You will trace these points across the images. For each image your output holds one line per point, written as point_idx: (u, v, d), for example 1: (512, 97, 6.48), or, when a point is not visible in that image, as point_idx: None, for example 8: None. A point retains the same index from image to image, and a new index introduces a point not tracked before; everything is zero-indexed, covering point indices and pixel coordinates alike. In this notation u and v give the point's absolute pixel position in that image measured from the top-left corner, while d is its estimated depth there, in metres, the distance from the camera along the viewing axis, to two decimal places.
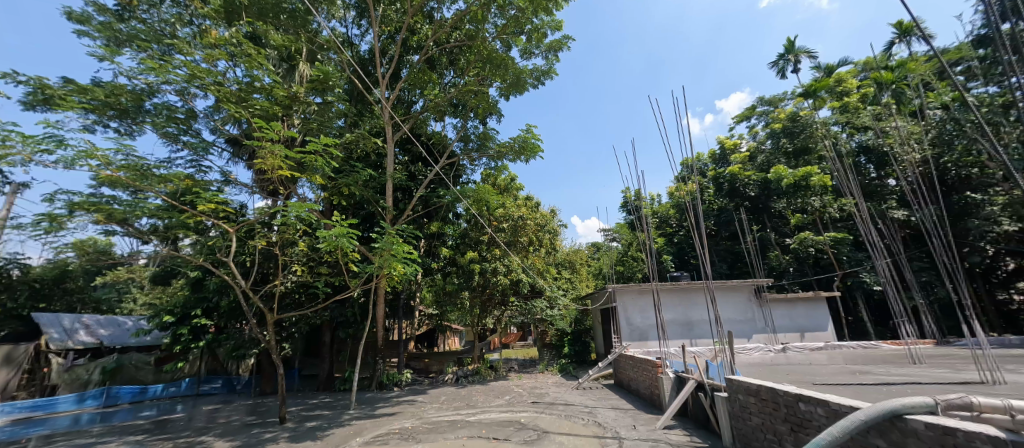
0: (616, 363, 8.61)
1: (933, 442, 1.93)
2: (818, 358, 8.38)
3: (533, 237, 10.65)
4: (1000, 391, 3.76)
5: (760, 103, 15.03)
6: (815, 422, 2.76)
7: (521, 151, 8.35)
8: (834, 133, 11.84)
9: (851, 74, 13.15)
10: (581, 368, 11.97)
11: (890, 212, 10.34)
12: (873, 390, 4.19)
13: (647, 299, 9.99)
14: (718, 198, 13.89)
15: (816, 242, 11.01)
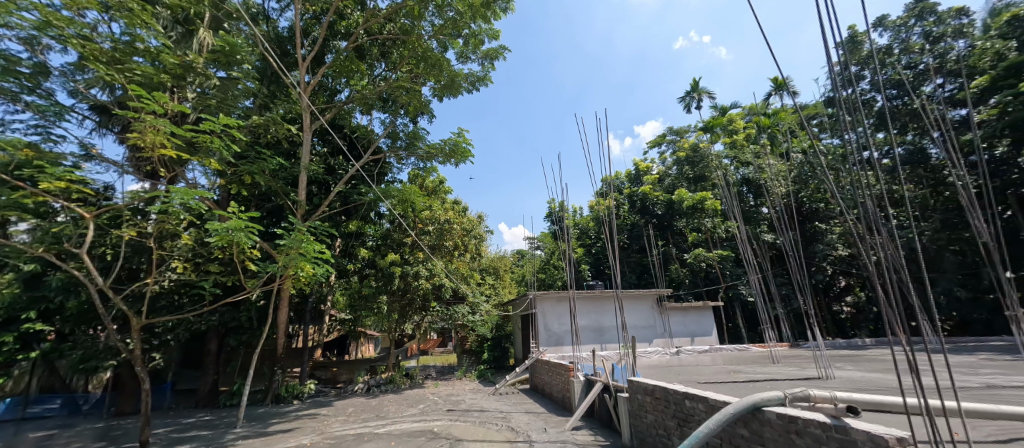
0: (533, 368, 8.76)
1: (781, 429, 2.33)
2: (703, 360, 9.41)
3: (459, 242, 10.49)
4: (830, 385, 4.70)
5: (670, 132, 16.74)
6: (696, 416, 3.14)
7: (451, 155, 8.16)
8: (727, 165, 13.69)
9: (742, 115, 15.28)
10: (499, 374, 12.02)
11: (761, 235, 12.28)
12: (741, 387, 4.93)
13: (564, 306, 10.47)
14: (631, 214, 15.07)
15: (707, 258, 12.54)
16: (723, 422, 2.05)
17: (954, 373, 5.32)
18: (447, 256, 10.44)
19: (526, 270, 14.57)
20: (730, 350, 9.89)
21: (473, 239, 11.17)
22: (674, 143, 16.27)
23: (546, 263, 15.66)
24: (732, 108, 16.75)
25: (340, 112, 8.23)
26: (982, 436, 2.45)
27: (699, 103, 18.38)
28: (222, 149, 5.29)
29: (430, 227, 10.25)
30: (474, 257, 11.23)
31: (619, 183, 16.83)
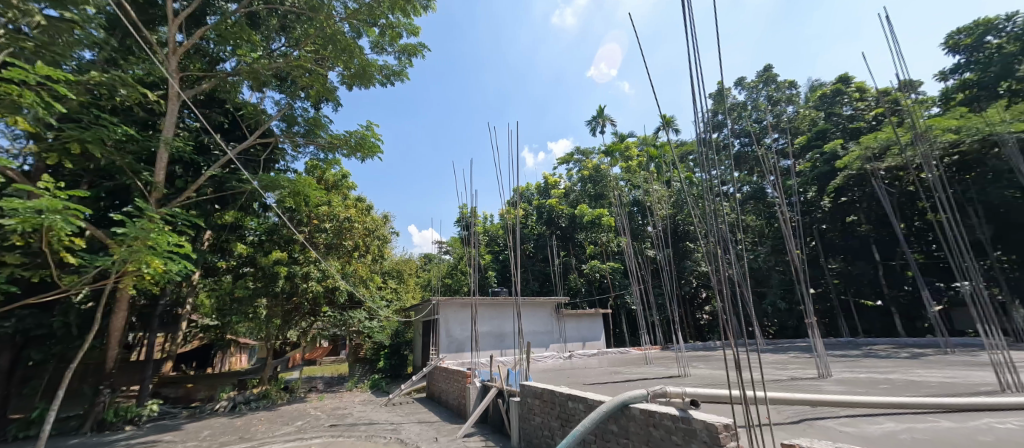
0: (430, 375, 8.34)
1: (643, 422, 2.70)
2: (592, 363, 9.96)
3: (361, 243, 9.68)
4: (686, 381, 5.53)
5: (577, 152, 17.88)
6: (577, 416, 3.48)
7: (357, 148, 7.31)
8: (623, 187, 14.97)
9: (638, 144, 17.01)
10: (395, 383, 11.32)
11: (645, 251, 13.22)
12: (620, 385, 5.45)
13: (467, 312, 10.30)
14: (538, 225, 15.60)
15: (602, 269, 13.38)
16: (596, 421, 2.49)
17: (775, 368, 6.60)
18: (344, 256, 9.61)
19: (432, 274, 14.01)
20: (615, 353, 10.62)
21: (378, 240, 10.40)
22: (580, 162, 17.40)
23: (454, 268, 15.39)
24: (630, 136, 18.52)
25: (221, 83, 6.77)
26: (782, 417, 3.11)
27: (603, 128, 19.95)
28: (38, 107, 4.14)
29: (328, 225, 9.31)
30: (376, 259, 10.38)
31: (529, 194, 17.38)
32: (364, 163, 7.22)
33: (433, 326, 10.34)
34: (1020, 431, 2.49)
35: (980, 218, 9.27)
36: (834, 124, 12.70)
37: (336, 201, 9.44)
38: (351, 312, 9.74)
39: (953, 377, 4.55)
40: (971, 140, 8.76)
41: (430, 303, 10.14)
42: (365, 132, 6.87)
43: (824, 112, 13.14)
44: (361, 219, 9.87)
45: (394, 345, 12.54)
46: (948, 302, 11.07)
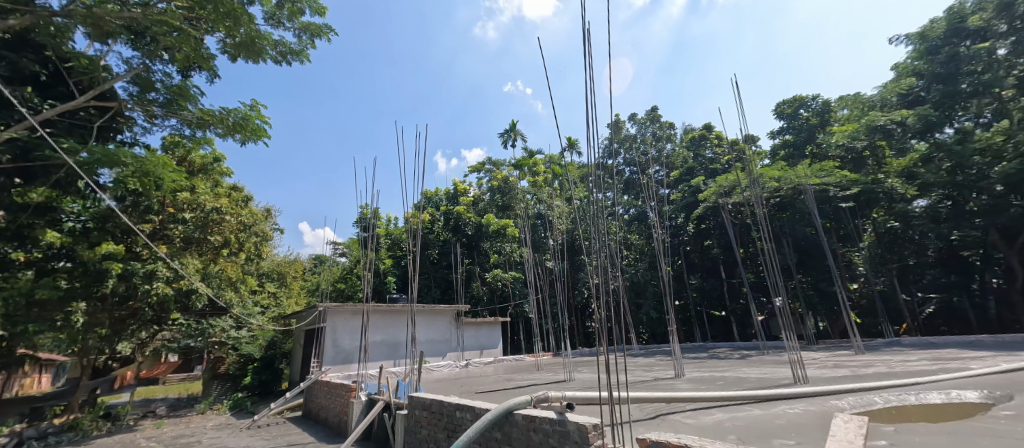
0: (307, 392, 7.39)
1: (525, 428, 2.87)
2: (488, 371, 9.85)
3: (231, 238, 8.72)
4: (570, 386, 5.94)
5: (488, 162, 17.89)
6: (463, 425, 3.62)
7: (235, 127, 5.97)
8: (528, 200, 15.37)
9: (545, 161, 17.80)
10: (263, 402, 9.88)
11: (545, 261, 13.61)
12: (510, 393, 5.63)
13: (358, 321, 9.54)
14: (444, 231, 15.21)
15: (503, 278, 13.40)
16: (479, 429, 2.55)
17: (641, 370, 7.49)
18: (208, 253, 8.66)
19: (322, 278, 12.64)
20: (510, 361, 10.67)
21: (252, 237, 9.55)
22: (490, 172, 17.29)
23: (349, 272, 15.47)
24: (539, 154, 19.27)
25: (37, 23, 4.62)
26: (641, 414, 3.55)
27: (514, 142, 20.32)
28: None
29: (187, 215, 7.98)
30: (251, 258, 9.70)
31: (437, 200, 16.89)
32: (242, 147, 6.13)
33: (317, 335, 9.34)
34: (802, 414, 3.25)
35: (789, 249, 11.79)
36: (699, 163, 15.30)
37: (202, 186, 8.12)
38: (211, 318, 8.60)
39: (766, 374, 5.71)
40: (787, 188, 11.34)
41: (315, 310, 9.13)
42: (248, 112, 5.90)
43: (693, 153, 15.59)
44: (234, 212, 8.79)
45: (267, 357, 10.89)
46: (767, 313, 13.91)
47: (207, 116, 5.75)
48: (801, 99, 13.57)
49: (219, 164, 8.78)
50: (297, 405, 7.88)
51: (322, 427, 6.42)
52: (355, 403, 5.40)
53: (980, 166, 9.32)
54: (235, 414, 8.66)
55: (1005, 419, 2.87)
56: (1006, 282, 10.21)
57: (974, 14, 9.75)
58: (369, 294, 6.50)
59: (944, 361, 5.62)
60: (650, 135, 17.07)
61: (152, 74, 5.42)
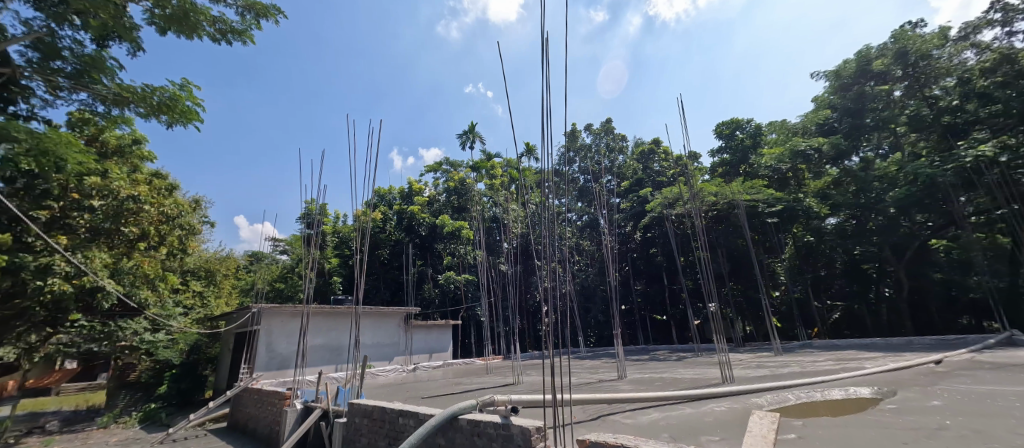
0: (234, 400, 6.75)
1: (468, 432, 2.90)
2: (436, 376, 9.47)
3: (150, 230, 7.98)
4: (519, 389, 5.99)
5: (445, 163, 17.58)
6: (406, 432, 3.55)
7: (164, 109, 5.23)
8: (485, 202, 15.20)
9: (503, 165, 17.85)
10: (180, 412, 8.95)
11: (499, 264, 13.56)
12: (455, 397, 5.57)
13: (297, 323, 8.93)
14: (396, 231, 14.71)
15: (455, 281, 13.13)
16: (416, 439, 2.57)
17: (586, 372, 7.72)
18: (122, 246, 7.88)
19: (259, 277, 11.68)
20: (460, 364, 10.44)
21: (178, 231, 8.78)
22: (447, 172, 17.05)
23: (290, 271, 14.47)
24: (497, 157, 19.26)
25: None
26: (584, 415, 3.67)
27: (472, 144, 20.15)
28: None
29: (96, 202, 7.04)
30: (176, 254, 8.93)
31: (391, 198, 16.30)
32: (169, 130, 5.47)
33: (249, 339, 8.63)
34: (728, 411, 3.54)
35: (722, 257, 12.85)
36: (647, 175, 16.17)
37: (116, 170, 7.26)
38: (121, 320, 8.38)
39: (699, 374, 6.13)
40: (723, 203, 12.19)
41: (249, 310, 8.43)
42: (177, 92, 5.21)
43: (642, 165, 16.44)
44: (154, 202, 8.04)
45: (188, 364, 9.98)
46: (701, 318, 14.97)
47: (125, 90, 4.89)
48: (738, 121, 14.41)
49: (140, 147, 7.91)
50: (220, 416, 7.11)
51: (249, 438, 6.00)
52: (288, 411, 5.03)
53: (878, 190, 10.73)
54: (144, 428, 7.77)
55: (890, 412, 3.31)
56: (893, 292, 11.66)
57: (878, 58, 11.20)
58: (310, 295, 6.10)
59: (846, 361, 6.37)
60: (604, 146, 17.70)
61: (59, 40, 4.41)
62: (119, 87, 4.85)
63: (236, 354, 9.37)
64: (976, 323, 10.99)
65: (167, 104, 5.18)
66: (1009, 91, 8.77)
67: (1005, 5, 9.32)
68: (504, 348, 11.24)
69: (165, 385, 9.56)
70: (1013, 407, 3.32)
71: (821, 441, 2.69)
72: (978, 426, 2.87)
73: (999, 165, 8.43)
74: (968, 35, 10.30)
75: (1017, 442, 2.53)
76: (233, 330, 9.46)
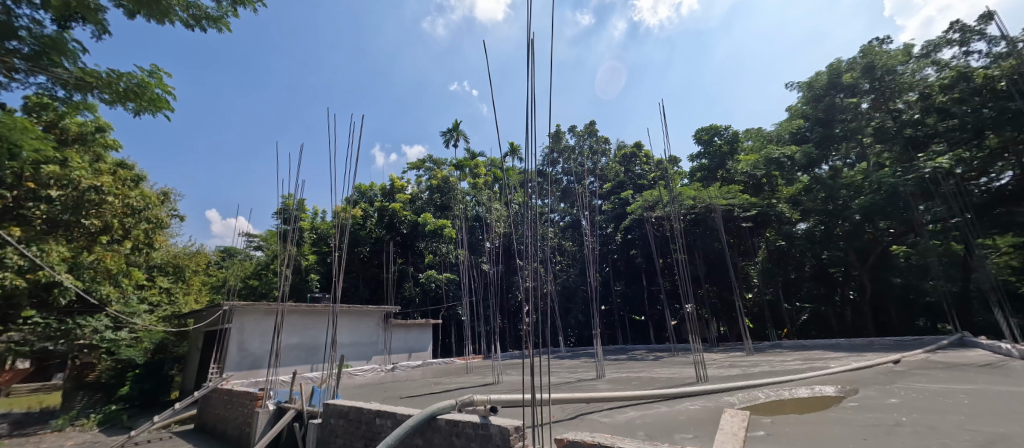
0: (202, 401, 6.48)
1: (447, 432, 2.88)
2: (415, 375, 9.36)
3: (114, 223, 7.45)
4: (499, 388, 5.98)
5: (429, 160, 17.37)
6: (383, 432, 3.50)
7: (131, 97, 5.00)
8: (468, 201, 15.09)
9: (487, 164, 17.79)
10: (143, 414, 8.56)
11: (482, 263, 13.51)
12: (435, 397, 5.51)
13: (271, 321, 8.67)
14: (377, 228, 14.44)
15: (437, 279, 13.03)
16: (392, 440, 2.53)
17: (565, 371, 7.79)
18: (82, 239, 7.52)
19: (231, 273, 11.26)
20: (439, 363, 10.33)
21: (144, 224, 8.32)
22: (431, 170, 16.86)
23: (264, 267, 14.02)
24: (481, 156, 19.18)
25: None
26: (562, 415, 3.69)
27: (456, 142, 19.98)
28: None
29: (53, 191, 6.70)
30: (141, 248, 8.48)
31: (372, 195, 15.99)
32: (136, 118, 5.22)
33: (219, 338, 8.32)
34: (701, 409, 3.63)
35: (699, 260, 13.15)
36: (629, 177, 16.42)
37: (76, 159, 6.86)
38: (81, 318, 7.89)
39: (675, 374, 6.28)
40: (700, 207, 12.48)
41: (219, 309, 8.12)
42: (146, 78, 5.00)
43: (624, 168, 16.70)
44: (118, 193, 7.61)
45: (152, 363, 9.52)
46: (677, 318, 15.31)
47: (88, 75, 4.59)
48: (716, 127, 14.83)
49: (104, 135, 7.45)
50: (187, 418, 6.84)
51: (217, 439, 5.80)
52: (260, 413, 4.87)
53: (845, 198, 11.23)
54: (102, 431, 7.39)
55: (851, 410, 3.47)
56: (857, 295, 12.39)
57: (847, 71, 11.72)
58: (285, 293, 5.92)
59: (813, 361, 6.64)
60: (588, 148, 17.89)
61: (14, 18, 4.01)
62: (82, 72, 4.55)
63: (205, 353, 9.01)
64: (931, 325, 11.63)
65: (135, 91, 4.95)
66: (964, 107, 9.06)
67: (963, 26, 9.92)
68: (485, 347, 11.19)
69: (127, 385, 9.07)
70: (962, 404, 3.53)
71: (788, 438, 2.80)
72: (930, 422, 3.04)
73: (954, 176, 8.96)
74: (930, 52, 10.81)
75: (965, 437, 2.69)
76: (202, 328, 9.12)
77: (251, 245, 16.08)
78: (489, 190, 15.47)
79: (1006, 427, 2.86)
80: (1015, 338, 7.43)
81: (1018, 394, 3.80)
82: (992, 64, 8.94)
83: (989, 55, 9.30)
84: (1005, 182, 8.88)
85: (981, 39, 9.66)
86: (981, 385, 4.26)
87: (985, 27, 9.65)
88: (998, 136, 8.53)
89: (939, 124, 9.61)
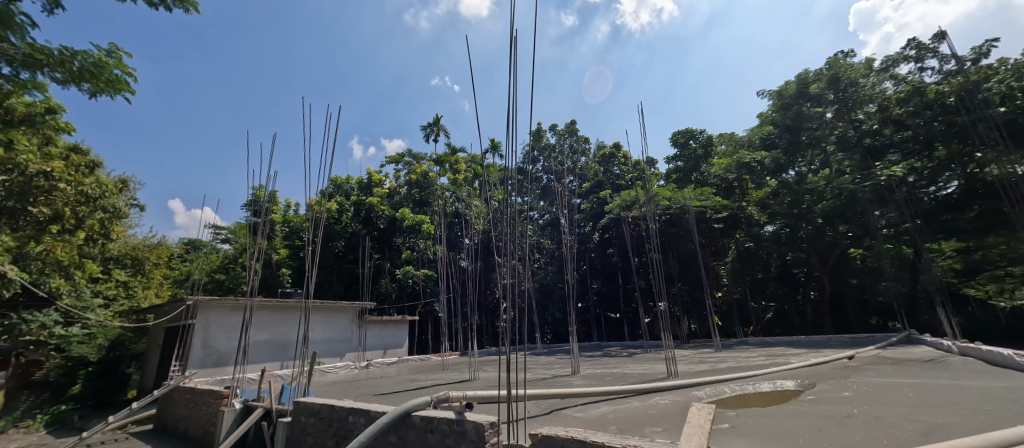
0: (162, 400, 6.15)
1: (422, 428, 2.87)
2: (390, 372, 9.27)
3: (65, 211, 7.04)
4: (476, 385, 5.98)
5: (408, 154, 17.08)
6: (355, 430, 3.45)
7: (87, 77, 4.68)
8: (447, 197, 14.92)
9: (467, 160, 17.70)
10: (97, 414, 8.08)
11: (459, 260, 13.43)
12: (410, 394, 5.45)
13: (238, 317, 8.33)
14: (353, 223, 14.15)
15: (415, 275, 12.82)
16: (373, 432, 2.54)
17: (541, 367, 7.86)
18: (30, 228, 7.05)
19: (195, 266, 10.68)
20: (414, 360, 10.23)
21: (98, 213, 7.80)
22: (410, 165, 16.60)
23: (232, 261, 13.48)
24: (461, 152, 19.05)
25: None
26: (538, 410, 3.74)
27: (436, 137, 19.73)
28: None
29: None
30: (96, 239, 8.02)
31: (348, 188, 15.63)
32: (92, 100, 4.93)
33: (181, 334, 7.93)
34: (670, 404, 3.76)
35: (672, 259, 13.52)
36: (608, 177, 16.71)
37: (24, 145, 6.42)
38: (26, 312, 7.57)
39: (647, 370, 6.46)
40: (675, 207, 12.84)
41: (182, 304, 7.73)
42: (103, 58, 4.68)
43: (603, 168, 16.99)
44: (71, 180, 7.15)
45: (108, 360, 8.96)
46: (651, 316, 15.75)
47: (38, 52, 4.24)
48: (691, 130, 15.29)
49: (54, 117, 6.89)
50: (145, 418, 6.50)
51: (178, 440, 5.55)
52: (226, 412, 4.69)
53: (809, 202, 11.83)
54: (51, 433, 6.97)
55: (808, 403, 3.67)
56: (817, 294, 13.04)
57: (814, 81, 12.36)
58: (254, 287, 5.68)
59: (775, 357, 6.99)
60: (568, 147, 18.11)
61: None
62: (31, 47, 4.19)
63: (166, 350, 8.59)
64: (882, 323, 12.47)
65: (91, 70, 4.65)
66: (917, 120, 9.52)
67: (919, 43, 10.56)
68: (461, 344, 11.08)
69: (78, 384, 8.51)
70: (906, 397, 3.80)
71: (751, 429, 2.93)
72: (879, 414, 3.25)
73: (907, 184, 9.51)
74: (888, 67, 11.38)
75: (909, 427, 2.89)
76: (164, 324, 8.69)
77: (218, 237, 15.37)
78: (469, 185, 15.35)
79: (945, 418, 3.09)
80: (955, 336, 8.03)
81: (954, 388, 4.12)
82: (942, 81, 9.55)
83: (940, 72, 9.93)
84: (951, 190, 9.10)
85: (934, 56, 10.32)
86: (923, 379, 4.59)
87: (938, 45, 10.31)
88: (945, 148, 8.88)
89: (895, 135, 10.23)
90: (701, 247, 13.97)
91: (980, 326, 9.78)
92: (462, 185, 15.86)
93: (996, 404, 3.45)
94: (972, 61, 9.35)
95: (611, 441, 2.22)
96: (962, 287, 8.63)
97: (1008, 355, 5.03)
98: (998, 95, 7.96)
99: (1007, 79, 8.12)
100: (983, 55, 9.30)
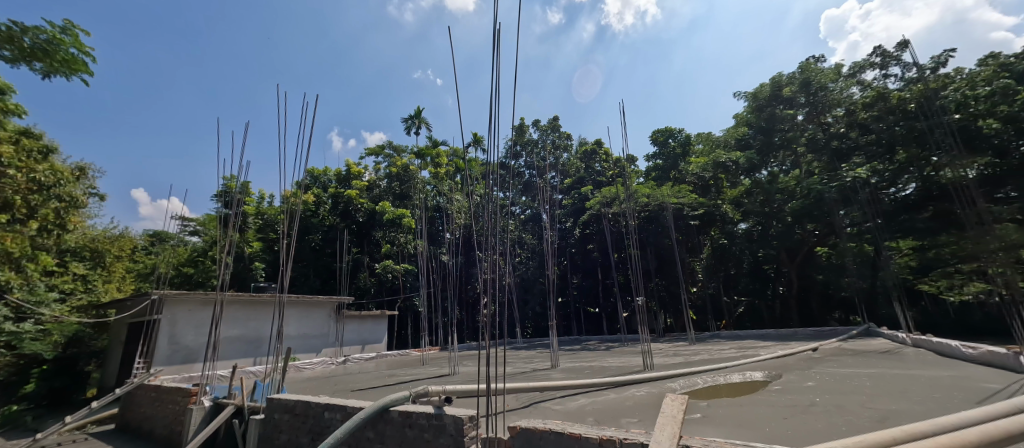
0: (125, 399, 5.87)
1: (402, 423, 2.86)
2: (368, 367, 9.11)
3: (15, 199, 6.55)
4: (457, 379, 5.99)
5: (389, 147, 16.75)
6: (332, 426, 3.40)
7: (46, 58, 4.46)
8: (428, 191, 14.92)
9: (448, 154, 17.57)
10: (54, 414, 7.66)
11: (440, 256, 13.32)
12: (390, 389, 5.40)
13: (206, 313, 8.02)
14: (331, 216, 14.02)
15: (394, 270, 12.59)
16: (350, 428, 2.48)
17: (521, 361, 7.96)
18: None
19: (160, 259, 10.06)
20: (394, 356, 10.15)
21: (53, 202, 7.40)
22: (390, 157, 16.33)
23: (201, 255, 13.00)
24: (443, 145, 18.83)
25: None
26: (517, 403, 3.80)
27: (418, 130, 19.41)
28: None
29: None
30: (50, 230, 7.51)
31: (326, 180, 15.35)
32: (45, 81, 4.65)
33: (146, 330, 7.59)
34: (645, 395, 3.88)
35: (651, 255, 13.83)
36: (589, 174, 17.06)
37: None
38: None
39: (625, 363, 6.60)
40: (653, 204, 13.16)
41: (147, 299, 7.40)
42: (57, 35, 4.38)
43: (585, 165, 17.27)
44: (22, 166, 6.71)
45: (66, 358, 8.43)
46: (629, 310, 16.09)
47: None
48: (671, 129, 15.64)
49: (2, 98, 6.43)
50: (107, 418, 6.23)
51: (141, 440, 5.33)
52: (195, 410, 4.53)
53: (780, 201, 12.38)
54: (2, 434, 6.63)
55: (776, 392, 3.85)
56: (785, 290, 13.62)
57: (787, 84, 12.81)
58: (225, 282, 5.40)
59: (746, 350, 7.27)
60: (550, 142, 18.20)
61: None
62: None
63: (130, 346, 8.22)
64: (844, 317, 13.16)
65: (43, 47, 4.38)
66: (881, 124, 9.99)
67: (884, 51, 11.05)
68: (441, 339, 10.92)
69: (32, 383, 8.07)
70: (865, 385, 4.04)
71: (721, 419, 3.04)
72: (839, 402, 3.43)
73: (870, 185, 9.99)
74: (855, 73, 11.88)
75: (865, 414, 3.07)
76: (127, 319, 8.28)
77: (185, 229, 14.68)
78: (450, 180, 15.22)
79: (898, 405, 3.30)
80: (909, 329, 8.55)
81: (907, 377, 4.39)
82: (904, 87, 10.03)
83: (903, 79, 10.45)
84: (909, 192, 9.56)
85: (897, 64, 10.83)
86: (880, 369, 4.89)
87: (901, 54, 10.83)
88: (905, 152, 9.26)
89: (859, 138, 10.72)
90: (678, 243, 14.31)
91: (933, 321, 10.45)
92: (444, 178, 15.70)
93: (944, 391, 3.72)
94: (930, 69, 9.88)
95: (588, 432, 2.27)
96: (917, 283, 9.18)
97: (955, 346, 5.46)
98: (954, 103, 8.47)
99: (963, 88, 8.68)
100: (941, 64, 9.83)
